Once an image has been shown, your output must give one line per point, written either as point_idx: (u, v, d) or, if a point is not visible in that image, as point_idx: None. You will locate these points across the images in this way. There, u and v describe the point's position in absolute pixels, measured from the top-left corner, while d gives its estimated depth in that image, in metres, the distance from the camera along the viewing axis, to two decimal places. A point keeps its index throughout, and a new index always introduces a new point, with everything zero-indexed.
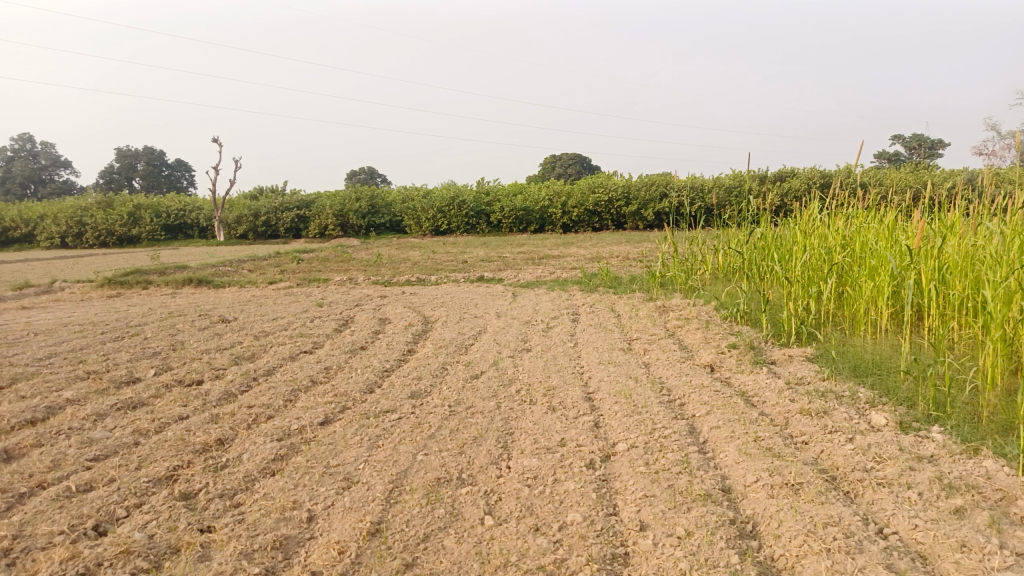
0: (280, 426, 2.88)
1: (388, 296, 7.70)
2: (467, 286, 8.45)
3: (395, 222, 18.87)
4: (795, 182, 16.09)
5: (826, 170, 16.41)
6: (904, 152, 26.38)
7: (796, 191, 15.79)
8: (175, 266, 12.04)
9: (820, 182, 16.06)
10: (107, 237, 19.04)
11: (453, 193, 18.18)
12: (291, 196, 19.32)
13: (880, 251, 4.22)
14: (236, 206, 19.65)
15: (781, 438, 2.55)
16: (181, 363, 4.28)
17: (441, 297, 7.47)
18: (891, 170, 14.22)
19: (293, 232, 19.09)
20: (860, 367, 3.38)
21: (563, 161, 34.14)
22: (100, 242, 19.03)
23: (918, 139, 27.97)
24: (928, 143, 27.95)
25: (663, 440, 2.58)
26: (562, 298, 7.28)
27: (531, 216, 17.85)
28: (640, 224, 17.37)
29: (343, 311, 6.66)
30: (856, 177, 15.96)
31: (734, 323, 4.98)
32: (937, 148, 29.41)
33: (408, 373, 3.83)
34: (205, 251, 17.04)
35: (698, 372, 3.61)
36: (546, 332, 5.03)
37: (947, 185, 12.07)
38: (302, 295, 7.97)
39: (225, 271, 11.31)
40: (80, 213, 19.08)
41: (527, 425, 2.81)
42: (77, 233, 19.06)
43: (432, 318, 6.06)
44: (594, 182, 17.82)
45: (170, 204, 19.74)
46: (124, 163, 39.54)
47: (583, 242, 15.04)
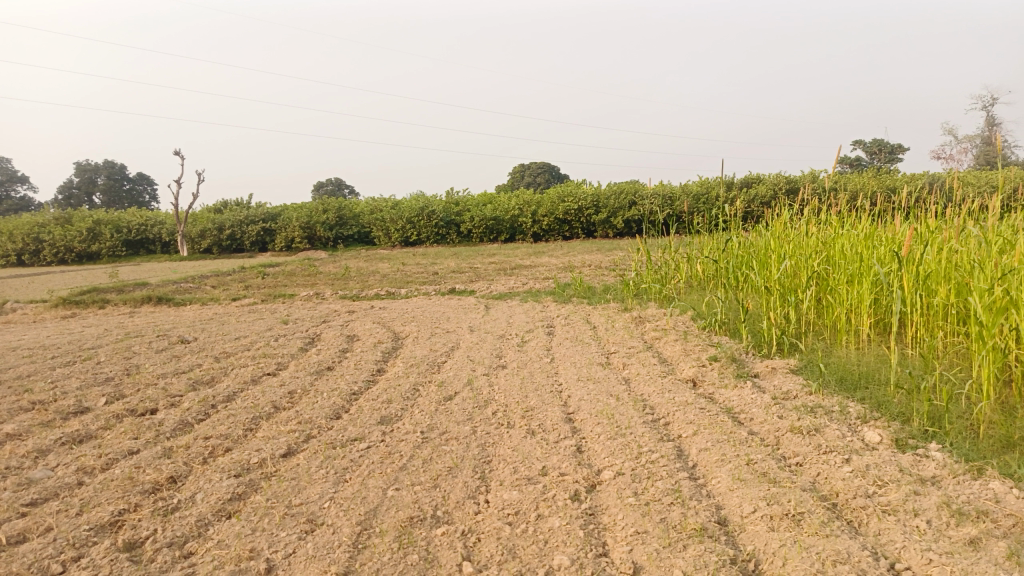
0: (239, 460, 2.67)
1: (357, 311, 7.48)
2: (438, 299, 8.26)
3: (363, 233, 18.61)
4: (762, 188, 16.18)
5: (792, 175, 16.55)
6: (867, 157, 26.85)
7: (763, 197, 15.88)
8: (135, 283, 11.65)
9: (787, 187, 16.18)
10: (66, 253, 18.47)
11: (422, 203, 17.97)
12: (257, 209, 18.94)
13: (860, 258, 4.14)
14: (200, 220, 19.21)
15: (774, 460, 2.41)
16: (135, 389, 4.03)
17: (411, 311, 7.27)
18: (855, 175, 14.39)
19: (259, 246, 18.71)
20: (847, 380, 3.26)
21: (532, 169, 34.11)
22: (58, 259, 18.45)
23: (878, 145, 28.50)
24: (888, 148, 28.49)
25: (650, 466, 2.42)
26: (536, 309, 7.13)
27: (501, 225, 17.71)
28: (610, 232, 17.35)
29: (310, 328, 6.43)
30: (821, 182, 16.13)
31: (712, 334, 4.85)
32: (898, 152, 29.97)
33: (377, 396, 3.64)
34: (168, 267, 16.59)
35: (681, 388, 3.47)
36: (521, 347, 4.86)
37: (911, 188, 12.20)
38: (267, 312, 7.71)
39: (187, 288, 10.97)
40: (37, 230, 18.48)
41: (505, 453, 2.64)
42: (34, 251, 18.45)
43: (402, 334, 5.87)
44: (563, 190, 17.76)
45: (131, 219, 19.22)
46: (84, 177, 38.65)
47: (554, 251, 14.93)
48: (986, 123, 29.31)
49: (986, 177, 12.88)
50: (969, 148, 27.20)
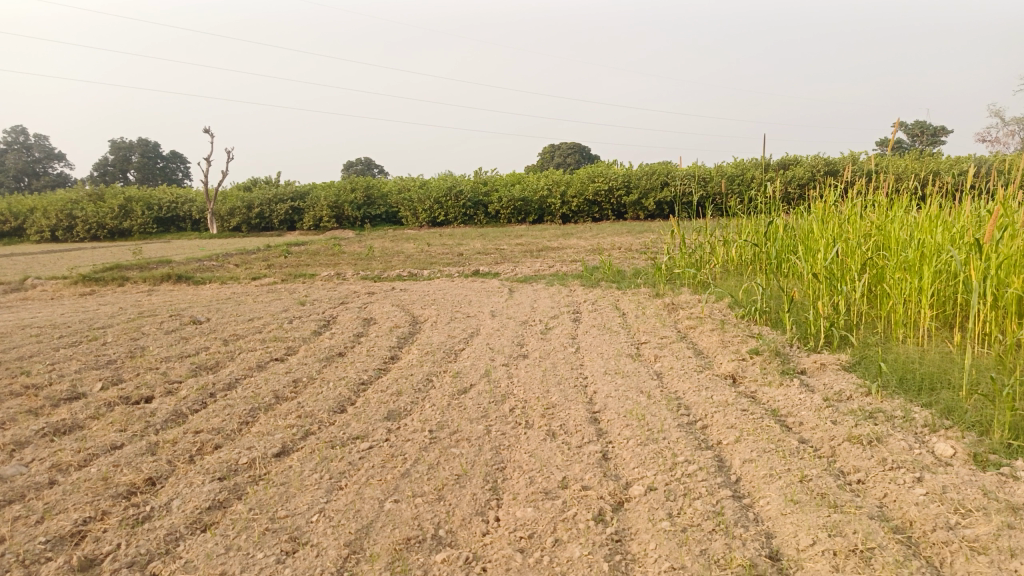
0: (226, 461, 2.40)
1: (377, 292, 7.22)
2: (462, 281, 7.97)
3: (391, 213, 18.38)
4: (799, 170, 15.59)
5: (832, 156, 15.92)
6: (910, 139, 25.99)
7: (801, 179, 15.30)
8: (160, 260, 11.53)
9: (826, 169, 15.58)
10: (99, 230, 18.55)
11: (450, 183, 17.67)
12: (285, 187, 18.82)
13: (921, 244, 3.75)
14: (230, 198, 19.15)
15: (832, 477, 2.08)
16: (134, 374, 3.81)
17: (433, 294, 6.99)
18: (898, 157, 13.77)
19: (288, 224, 18.60)
20: (910, 381, 2.91)
21: (562, 150, 33.58)
22: (91, 235, 18.53)
23: (918, 128, 27.59)
24: (931, 130, 27.53)
25: (687, 479, 2.11)
26: (562, 293, 6.81)
27: (530, 206, 17.36)
28: (640, 214, 16.90)
29: (327, 310, 6.18)
30: (861, 165, 15.51)
31: (752, 323, 4.50)
32: (942, 135, 28.92)
33: (387, 387, 3.36)
34: (197, 245, 16.55)
35: (719, 386, 3.14)
36: (545, 335, 4.55)
37: (959, 172, 11.58)
38: (286, 293, 7.49)
39: (211, 266, 10.82)
40: (71, 207, 18.58)
41: (521, 459, 2.34)
42: (69, 227, 18.57)
43: (422, 318, 5.60)
44: (593, 171, 17.33)
45: (162, 196, 19.23)
46: (119, 155, 39.04)
47: (583, 232, 14.56)
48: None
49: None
50: (1017, 130, 26.14)
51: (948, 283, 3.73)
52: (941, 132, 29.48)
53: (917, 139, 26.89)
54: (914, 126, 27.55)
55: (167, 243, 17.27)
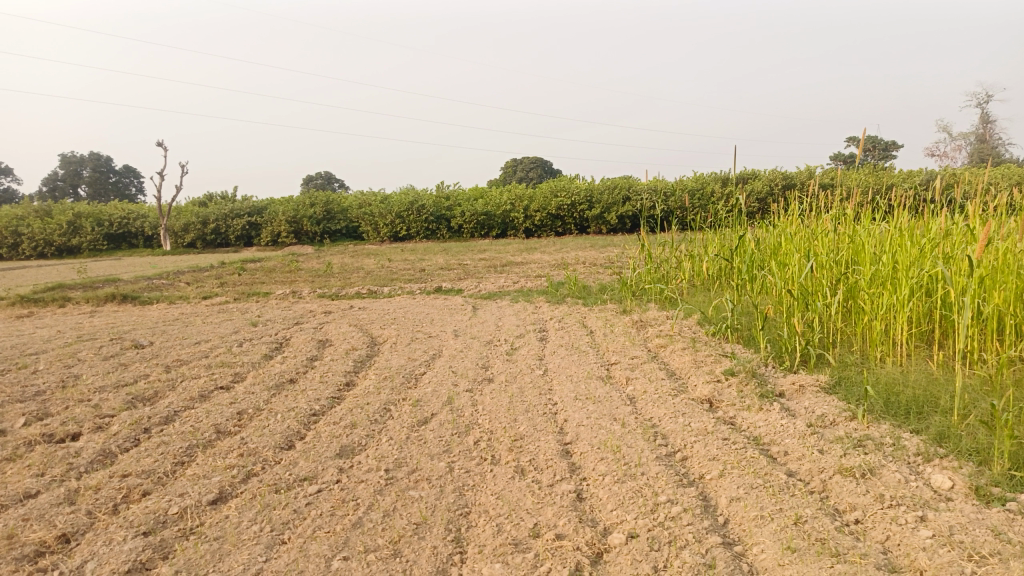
0: (155, 511, 2.13)
1: (334, 312, 6.92)
2: (423, 298, 7.72)
3: (352, 228, 18.03)
4: (758, 184, 15.69)
5: (790, 169, 16.07)
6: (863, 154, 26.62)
7: (761, 192, 15.40)
8: (108, 279, 11.04)
9: (785, 183, 15.71)
10: (45, 247, 17.80)
11: (411, 197, 17.40)
12: (241, 202, 18.33)
13: (898, 259, 3.63)
14: (184, 214, 18.58)
15: (827, 518, 1.90)
16: (63, 407, 3.48)
17: (393, 312, 6.72)
18: (855, 170, 13.93)
19: (245, 240, 18.11)
20: (896, 404, 2.76)
21: (524, 164, 33.56)
22: (37, 253, 17.79)
23: (870, 142, 28.18)
24: (883, 144, 28.20)
25: (671, 524, 1.91)
26: (528, 311, 6.60)
27: (492, 220, 17.17)
28: (604, 228, 16.84)
29: (281, 332, 5.88)
30: (819, 178, 15.67)
31: (724, 341, 4.35)
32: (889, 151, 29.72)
33: (340, 418, 3.11)
34: (149, 262, 15.98)
35: (696, 411, 2.95)
36: (511, 356, 4.33)
37: (915, 185, 11.72)
38: (239, 312, 7.14)
39: (161, 285, 10.37)
40: (16, 223, 17.81)
41: (487, 503, 2.12)
42: (13, 244, 17.80)
43: (380, 339, 5.33)
44: (556, 185, 17.24)
45: (113, 212, 18.57)
46: (70, 170, 37.90)
47: (547, 247, 14.40)
48: (982, 119, 28.92)
49: (990, 174, 12.43)
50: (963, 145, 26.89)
51: (926, 299, 3.62)
52: (892, 146, 30.24)
53: (870, 154, 27.47)
54: (867, 141, 28.21)
55: (118, 260, 16.64)
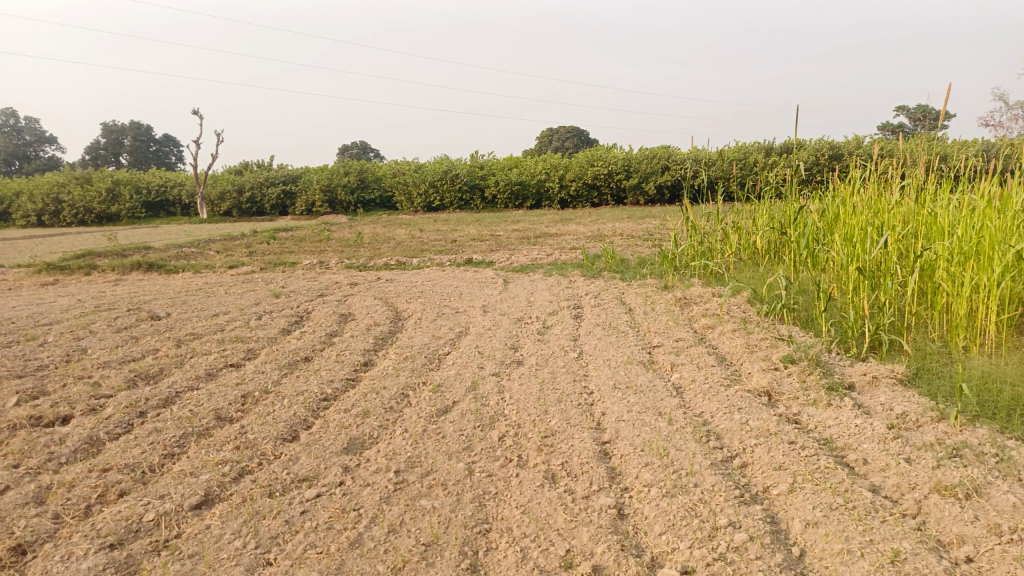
0: (128, 519, 1.85)
1: (360, 283, 6.64)
2: (453, 271, 7.39)
3: (385, 197, 17.77)
4: (804, 154, 15.00)
5: (838, 138, 15.34)
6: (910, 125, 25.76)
7: (807, 162, 14.73)
8: (139, 247, 10.93)
9: (832, 152, 15.00)
10: (86, 215, 17.88)
11: (445, 166, 17.04)
12: (276, 171, 18.17)
13: (988, 235, 3.18)
14: (219, 182, 18.51)
15: (930, 555, 1.54)
16: (59, 385, 3.24)
17: (421, 285, 6.41)
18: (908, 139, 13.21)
19: (279, 209, 17.97)
20: (996, 404, 2.35)
21: (560, 134, 32.95)
22: (78, 220, 17.89)
23: (922, 111, 27.06)
24: (932, 113, 27.15)
25: (732, 556, 1.57)
26: (562, 285, 6.24)
27: (527, 190, 16.76)
28: (641, 199, 16.32)
29: (303, 304, 5.60)
30: (868, 148, 14.93)
31: (779, 322, 3.95)
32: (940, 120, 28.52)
33: (353, 403, 2.80)
34: (184, 231, 15.92)
35: (755, 406, 2.58)
36: (542, 336, 3.98)
37: (973, 153, 11.02)
38: (263, 283, 6.90)
39: (192, 253, 10.21)
40: (57, 190, 17.89)
41: (510, 519, 1.79)
42: (54, 211, 17.89)
43: (405, 314, 5.02)
44: (592, 154, 16.73)
45: (151, 180, 18.55)
46: (112, 138, 38.31)
47: (582, 218, 13.97)
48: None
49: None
50: (1020, 114, 25.58)
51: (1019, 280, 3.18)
52: (942, 116, 29.00)
53: (919, 125, 26.32)
54: (916, 110, 27.11)
55: (154, 228, 16.63)
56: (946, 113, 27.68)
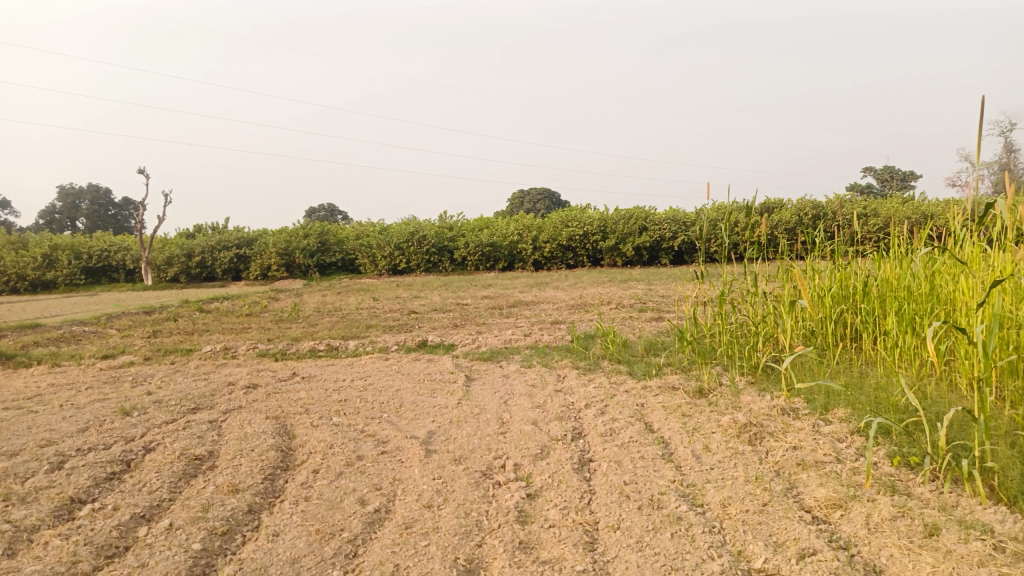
0: None
1: (263, 386, 4.68)
2: (399, 361, 5.47)
3: (347, 260, 15.92)
4: (786, 213, 13.57)
5: (823, 196, 14.01)
6: (877, 184, 25.00)
7: (791, 222, 13.33)
8: (30, 327, 8.83)
9: (817, 212, 13.64)
10: (17, 282, 15.72)
11: (412, 227, 15.25)
12: (228, 233, 16.25)
13: None
14: (166, 246, 16.45)
15: None
16: None
17: (348, 390, 4.48)
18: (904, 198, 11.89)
19: (232, 274, 15.94)
20: None
21: (532, 195, 31.65)
22: (8, 288, 15.69)
23: (890, 171, 26.67)
24: (900, 175, 26.53)
25: None
26: (548, 385, 4.37)
27: (499, 252, 14.98)
28: (619, 261, 14.70)
29: (156, 429, 3.63)
30: (857, 208, 13.59)
31: (968, 499, 2.15)
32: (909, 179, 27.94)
33: None
34: (114, 301, 13.78)
35: None
36: (528, 533, 2.09)
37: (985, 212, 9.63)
38: (131, 385, 4.91)
39: (88, 334, 8.14)
40: None
41: None
42: None
43: (299, 453, 3.08)
44: (567, 214, 15.16)
45: (92, 243, 16.40)
46: (68, 202, 36.31)
47: (560, 282, 12.24)
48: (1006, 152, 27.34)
49: None
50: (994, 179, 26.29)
51: None
52: (908, 174, 28.47)
53: (887, 187, 25.43)
54: (885, 169, 26.53)
55: (84, 298, 14.41)
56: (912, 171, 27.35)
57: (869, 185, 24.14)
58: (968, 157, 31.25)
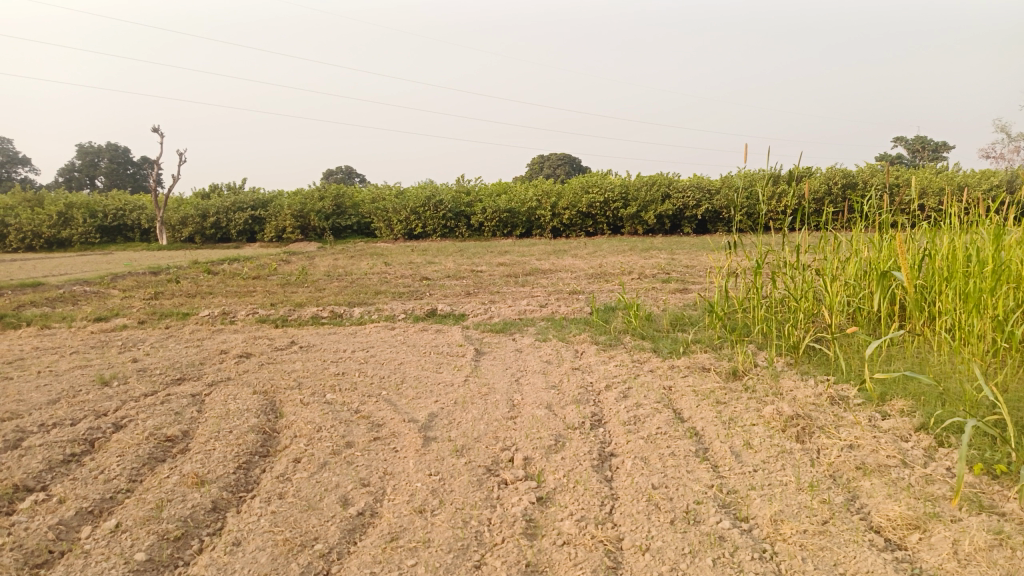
0: None
1: (258, 356, 4.34)
2: (406, 331, 5.10)
3: (363, 224, 15.55)
4: (813, 183, 12.99)
5: (853, 165, 13.40)
6: (907, 155, 24.16)
7: (819, 192, 12.75)
8: (34, 287, 8.55)
9: (846, 182, 13.04)
10: (32, 240, 15.51)
11: (428, 191, 14.82)
12: (243, 193, 15.91)
13: None
14: (181, 206, 16.14)
15: None
16: None
17: (347, 362, 4.12)
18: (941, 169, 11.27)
19: (247, 236, 15.64)
20: None
21: (552, 161, 31.02)
22: (25, 246, 15.50)
23: (920, 141, 25.91)
24: (930, 146, 25.67)
25: None
26: (565, 363, 3.98)
27: (517, 218, 14.54)
28: (640, 229, 14.22)
29: (131, 403, 3.29)
30: (890, 178, 12.96)
31: None
32: (941, 150, 27.16)
33: None
34: (126, 262, 13.52)
35: None
36: (538, 553, 1.73)
37: None
38: (119, 352, 4.57)
39: (91, 296, 7.85)
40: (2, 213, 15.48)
41: None
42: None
43: (282, 437, 2.73)
44: (587, 180, 14.66)
45: (108, 202, 16.12)
46: (87, 160, 36.13)
47: (579, 250, 11.80)
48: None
49: None
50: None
51: None
52: (939, 145, 27.54)
53: (917, 158, 24.52)
54: (914, 139, 25.57)
55: (97, 257, 14.18)
56: (945, 142, 26.73)
57: (899, 156, 23.37)
58: (1001, 129, 30.22)
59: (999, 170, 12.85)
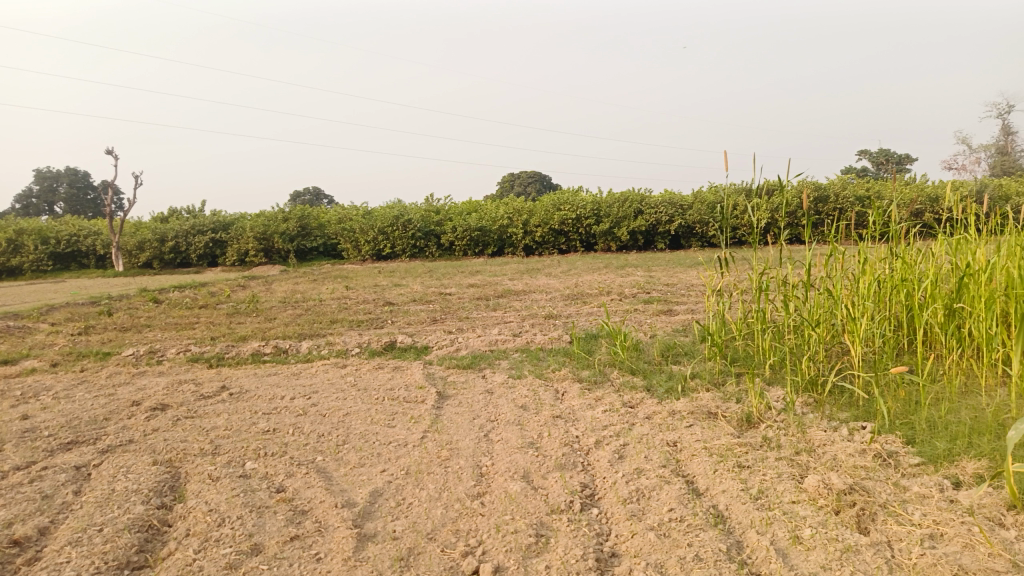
0: None
1: (176, 408, 3.61)
2: (360, 370, 4.40)
3: (329, 245, 14.80)
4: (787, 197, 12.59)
5: (827, 178, 13.02)
6: (870, 169, 24.20)
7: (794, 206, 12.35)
8: None
9: (820, 195, 12.66)
10: None
11: (396, 210, 14.13)
12: (203, 216, 15.08)
13: None
14: (139, 230, 15.23)
15: None
16: None
17: (280, 414, 3.41)
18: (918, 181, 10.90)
19: (207, 260, 14.78)
20: None
21: (523, 178, 30.54)
22: None
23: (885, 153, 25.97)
24: (894, 158, 25.72)
25: None
26: (543, 409, 3.32)
27: (488, 237, 13.91)
28: (613, 246, 13.68)
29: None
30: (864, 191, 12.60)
31: None
32: (904, 162, 27.29)
33: None
34: (75, 290, 12.56)
35: None
36: None
37: None
38: (12, 406, 3.81)
39: (17, 332, 7.00)
40: None
41: None
42: None
43: (169, 539, 2.03)
44: (559, 197, 14.11)
45: (60, 227, 15.13)
46: (44, 185, 34.75)
47: (553, 269, 11.20)
48: (1003, 134, 26.63)
49: None
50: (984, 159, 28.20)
51: None
52: (903, 158, 27.67)
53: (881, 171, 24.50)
54: (877, 152, 25.62)
55: (45, 286, 13.22)
56: (907, 154, 26.87)
57: (863, 170, 23.34)
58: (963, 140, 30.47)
59: (974, 181, 12.56)
